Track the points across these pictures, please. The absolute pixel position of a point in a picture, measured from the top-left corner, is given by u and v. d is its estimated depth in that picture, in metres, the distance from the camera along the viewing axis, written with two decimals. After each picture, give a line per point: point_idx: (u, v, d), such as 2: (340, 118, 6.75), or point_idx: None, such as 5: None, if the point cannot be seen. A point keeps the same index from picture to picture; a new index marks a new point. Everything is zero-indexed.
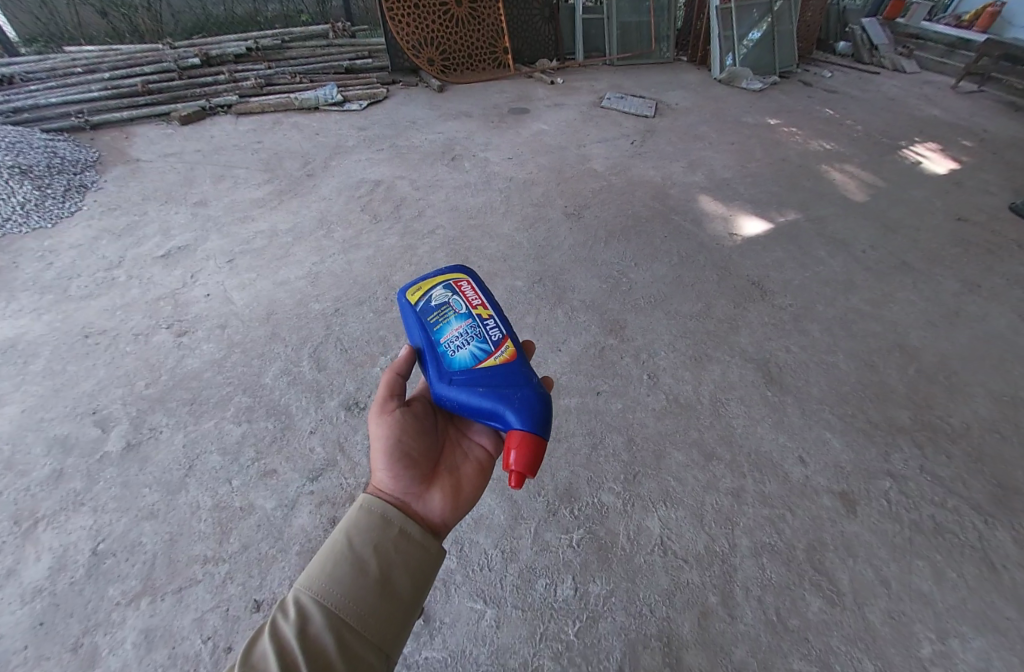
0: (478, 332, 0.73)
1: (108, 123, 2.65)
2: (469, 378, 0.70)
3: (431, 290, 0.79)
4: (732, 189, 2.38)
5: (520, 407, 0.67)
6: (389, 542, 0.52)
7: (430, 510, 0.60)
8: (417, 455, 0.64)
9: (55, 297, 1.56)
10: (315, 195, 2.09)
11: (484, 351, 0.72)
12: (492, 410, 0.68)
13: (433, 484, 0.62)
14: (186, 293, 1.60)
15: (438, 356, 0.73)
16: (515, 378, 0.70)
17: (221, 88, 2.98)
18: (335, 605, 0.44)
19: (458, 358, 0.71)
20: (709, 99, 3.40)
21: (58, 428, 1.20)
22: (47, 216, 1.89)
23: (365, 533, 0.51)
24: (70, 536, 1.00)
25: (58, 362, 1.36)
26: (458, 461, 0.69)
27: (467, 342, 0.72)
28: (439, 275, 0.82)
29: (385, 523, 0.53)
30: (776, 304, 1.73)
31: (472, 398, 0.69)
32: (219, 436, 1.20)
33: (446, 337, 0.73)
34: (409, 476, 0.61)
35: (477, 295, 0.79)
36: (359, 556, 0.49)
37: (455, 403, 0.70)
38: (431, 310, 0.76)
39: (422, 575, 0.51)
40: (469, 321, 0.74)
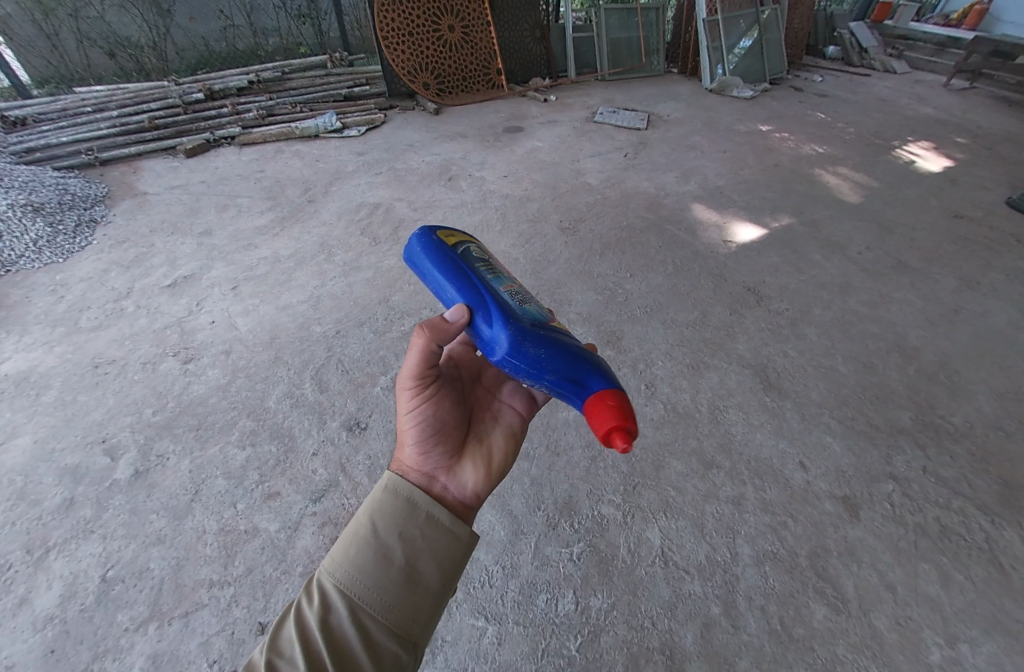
0: (532, 297, 0.78)
1: (117, 159, 2.76)
2: (545, 328, 0.70)
3: (470, 245, 0.79)
4: (725, 197, 2.41)
5: (601, 363, 0.68)
6: (415, 529, 0.55)
7: (462, 483, 0.62)
8: (447, 428, 0.64)
9: (67, 329, 1.61)
10: (316, 221, 2.15)
11: (547, 310, 0.75)
12: (578, 358, 0.67)
13: (462, 458, 0.64)
14: (193, 321, 1.64)
15: (507, 300, 0.70)
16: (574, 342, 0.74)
17: (224, 121, 3.09)
18: (358, 594, 0.48)
19: (526, 308, 0.72)
20: (700, 109, 3.46)
21: (69, 457, 1.23)
22: (60, 251, 1.97)
23: (389, 519, 0.54)
24: (80, 563, 1.03)
25: (69, 393, 1.40)
26: (487, 428, 0.70)
27: (531, 298, 0.75)
28: (471, 239, 0.85)
29: (409, 509, 0.56)
30: (772, 309, 1.74)
31: (555, 344, 0.67)
32: (225, 461, 1.22)
33: (511, 288, 0.73)
34: (437, 453, 0.62)
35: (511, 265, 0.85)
36: (384, 544, 0.52)
37: (537, 345, 0.65)
38: (476, 262, 0.76)
39: (448, 562, 0.54)
40: (518, 285, 0.79)
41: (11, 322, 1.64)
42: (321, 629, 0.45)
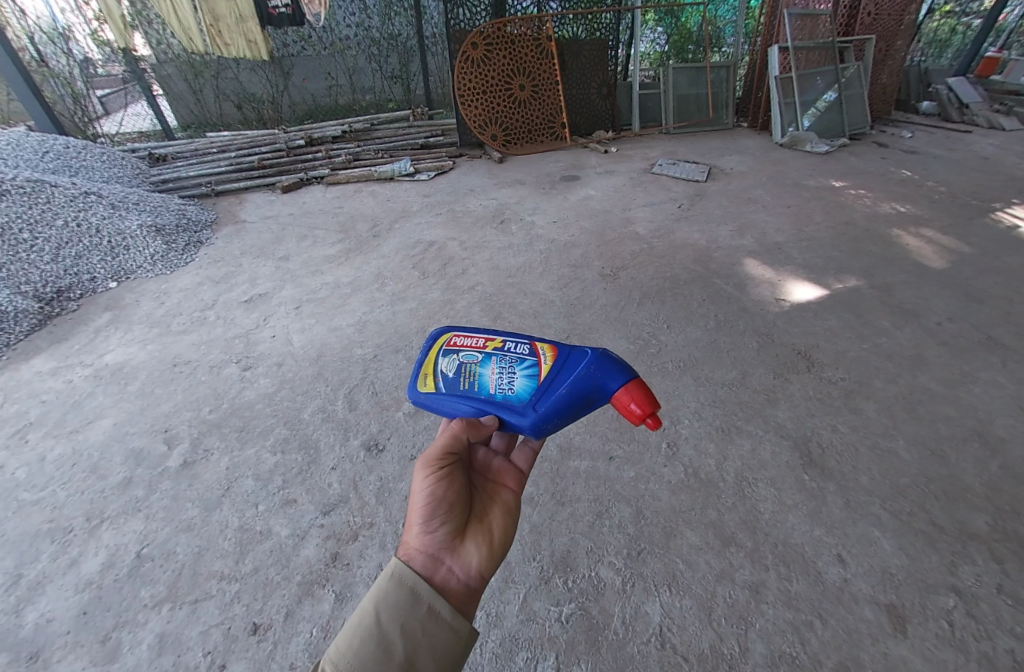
0: (512, 358, 0.80)
1: (229, 191, 3.26)
2: (544, 393, 0.75)
3: (438, 368, 0.83)
4: (784, 254, 2.30)
5: (600, 375, 0.75)
6: (417, 622, 0.55)
7: (465, 565, 0.63)
8: (453, 505, 0.67)
9: (159, 331, 1.89)
10: (376, 253, 2.36)
11: (530, 366, 0.78)
12: (588, 392, 0.75)
13: (464, 539, 0.65)
14: (257, 333, 1.85)
15: (503, 402, 0.76)
16: (575, 360, 0.77)
17: (317, 163, 3.55)
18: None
19: (519, 389, 0.76)
20: (768, 163, 3.38)
21: (137, 441, 1.42)
22: (169, 265, 2.33)
23: (393, 610, 0.55)
24: (124, 537, 1.17)
25: (148, 385, 1.63)
26: (489, 506, 0.72)
27: (513, 371, 0.78)
28: (431, 354, 0.86)
29: (413, 599, 0.57)
30: (824, 376, 1.60)
31: (562, 401, 0.75)
32: (257, 463, 1.34)
33: (498, 382, 0.78)
34: (443, 530, 0.64)
35: (475, 338, 0.84)
36: (386, 635, 0.53)
37: (553, 422, 0.75)
38: (456, 381, 0.81)
39: (450, 660, 0.54)
40: (494, 360, 0.80)
41: (120, 320, 1.96)
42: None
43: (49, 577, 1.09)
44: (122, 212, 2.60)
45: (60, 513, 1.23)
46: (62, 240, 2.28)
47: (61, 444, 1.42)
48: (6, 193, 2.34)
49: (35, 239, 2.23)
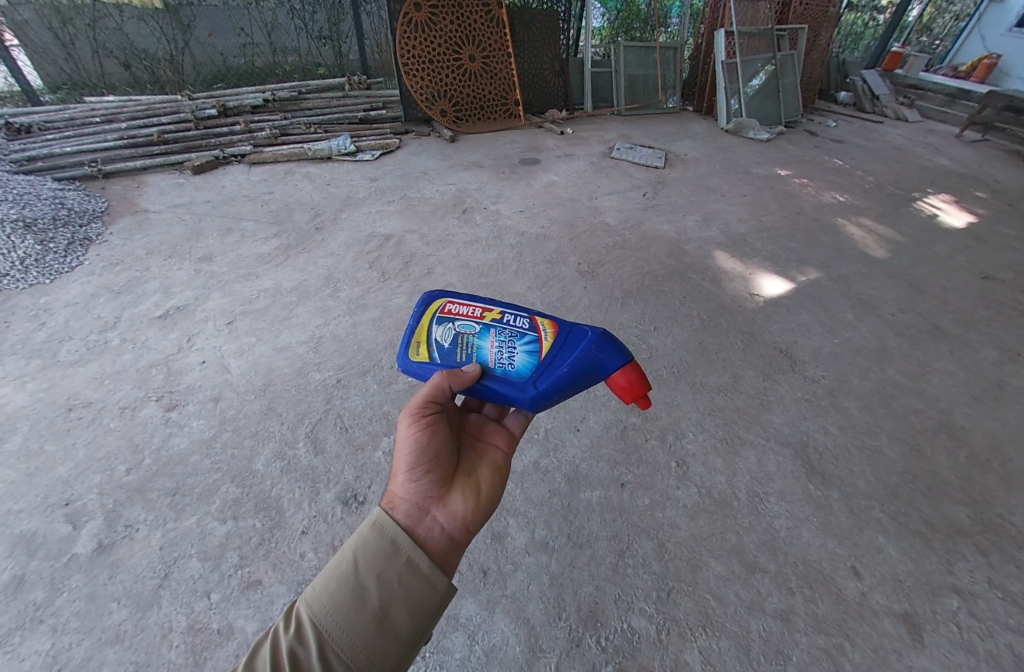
0: (511, 332, 0.73)
1: (121, 172, 2.67)
2: (545, 371, 0.71)
3: (432, 337, 0.75)
4: (750, 246, 2.33)
5: (600, 357, 0.72)
6: (394, 573, 0.51)
7: (450, 516, 0.60)
8: (439, 456, 0.65)
9: (43, 363, 1.47)
10: (323, 251, 2.03)
11: (531, 343, 0.72)
12: (587, 372, 0.72)
13: (450, 490, 0.62)
14: (181, 359, 1.51)
15: (501, 376, 0.72)
16: (577, 338, 0.73)
17: (235, 138, 3.02)
18: (327, 628, 0.46)
19: (519, 365, 0.72)
20: (717, 149, 3.43)
21: (25, 523, 1.08)
22: (47, 271, 1.84)
23: (370, 558, 0.51)
24: (21, 664, 0.87)
25: (36, 442, 1.25)
26: (475, 462, 0.70)
27: (513, 346, 0.72)
28: (421, 318, 0.77)
29: (392, 549, 0.52)
30: (807, 375, 1.63)
31: (563, 379, 0.71)
32: (202, 537, 1.07)
33: (498, 359, 0.72)
34: (427, 479, 0.61)
35: (472, 306, 0.77)
36: (361, 583, 0.49)
37: (552, 398, 0.72)
38: (452, 352, 0.74)
39: (424, 614, 0.50)
40: (493, 332, 0.73)
41: None
42: (286, 656, 0.43)
43: None
44: None
45: None
46: None
47: None
48: None
49: None
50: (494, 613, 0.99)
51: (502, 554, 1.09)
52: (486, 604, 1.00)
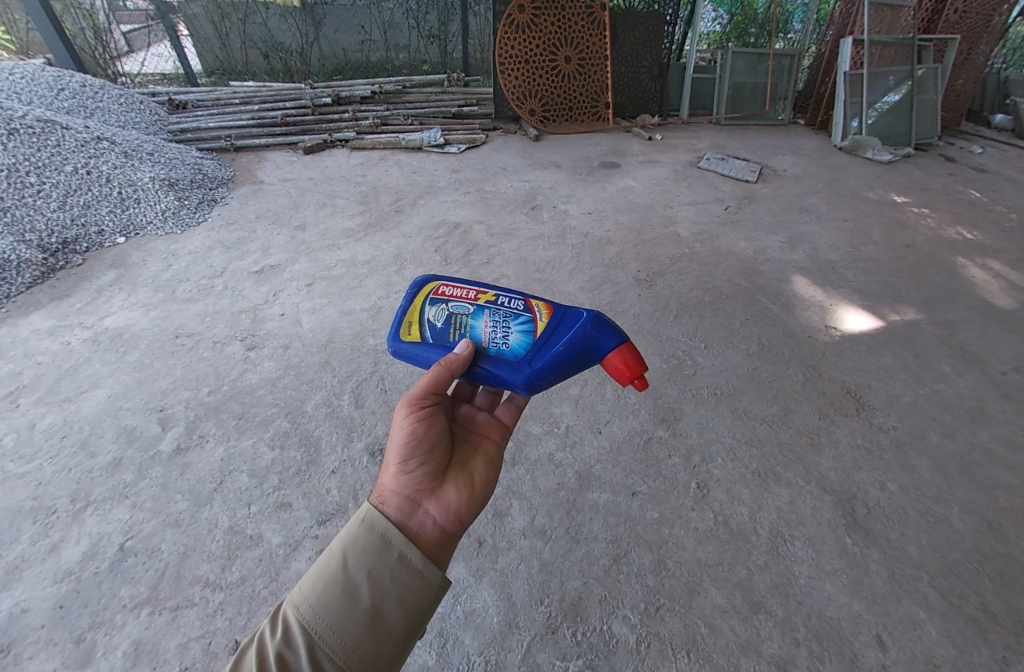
0: (505, 312, 0.75)
1: (248, 147, 3.12)
2: (540, 351, 0.73)
3: (424, 317, 0.77)
4: (837, 276, 2.12)
5: (596, 336, 0.74)
6: (386, 569, 0.49)
7: (443, 508, 0.60)
8: (434, 448, 0.65)
9: (164, 297, 1.79)
10: (397, 231, 2.22)
11: (526, 323, 0.74)
12: (584, 352, 0.74)
13: (443, 483, 0.62)
14: (265, 310, 1.75)
15: (496, 356, 0.73)
16: (573, 319, 0.74)
17: (342, 125, 3.36)
18: (317, 629, 0.44)
19: (514, 344, 0.73)
20: (823, 167, 3.13)
21: (130, 419, 1.34)
22: (180, 224, 2.23)
23: (360, 554, 0.49)
24: (108, 525, 1.10)
25: (148, 357, 1.54)
26: (470, 456, 0.71)
27: (507, 325, 0.74)
28: (414, 300, 0.79)
29: (384, 544, 0.51)
30: (874, 423, 1.46)
31: (558, 357, 0.73)
32: (253, 457, 1.25)
33: (492, 338, 0.74)
34: (420, 471, 0.61)
35: (466, 288, 0.78)
36: (352, 582, 0.47)
37: (547, 377, 0.73)
38: (446, 332, 0.75)
39: (417, 608, 0.48)
40: (488, 312, 0.75)
41: (126, 281, 1.88)
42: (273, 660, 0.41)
43: (28, 563, 1.03)
44: (135, 161, 2.51)
45: (45, 490, 1.17)
46: (69, 187, 2.22)
47: (53, 413, 1.36)
48: (15, 132, 2.26)
49: (42, 184, 2.16)
50: (481, 582, 1.04)
51: (499, 531, 1.14)
52: (474, 572, 1.06)
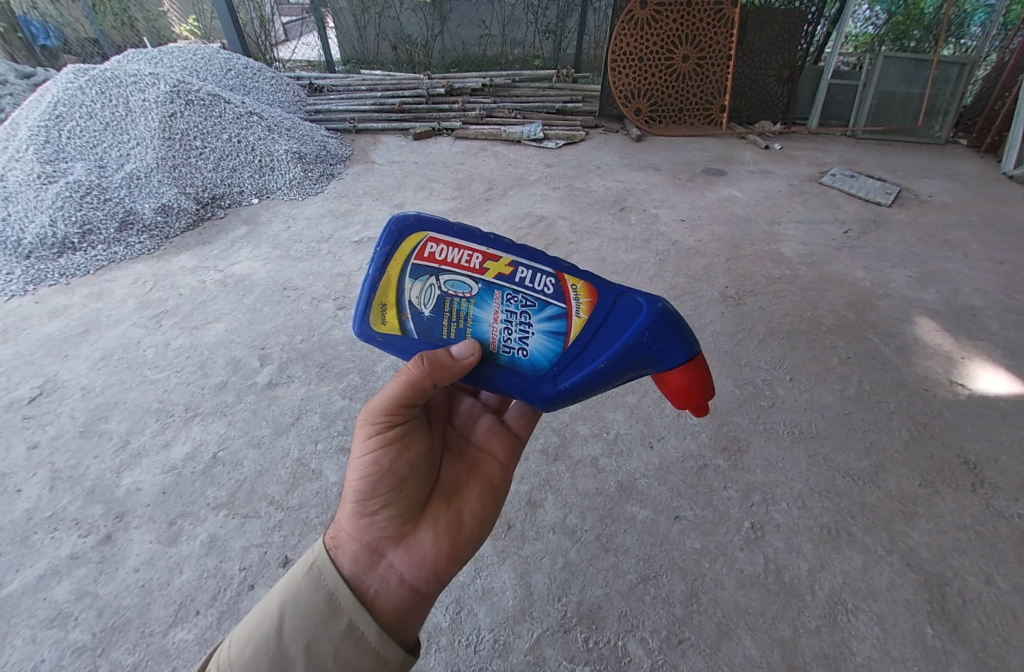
0: (526, 305, 0.57)
1: (367, 129, 3.42)
2: (571, 366, 0.60)
3: (407, 295, 0.58)
4: (977, 325, 1.78)
5: (655, 347, 0.58)
6: (329, 642, 0.44)
7: (412, 560, 0.53)
8: (405, 483, 0.58)
9: (280, 253, 2.05)
10: (484, 218, 2.30)
11: (552, 321, 0.58)
12: (631, 364, 0.59)
13: (416, 528, 0.56)
14: (358, 275, 1.92)
15: (510, 366, 0.60)
16: (624, 326, 0.57)
17: (451, 114, 3.54)
18: None
19: (534, 352, 0.59)
20: (983, 197, 2.64)
21: (238, 351, 1.56)
22: (302, 192, 2.53)
23: (300, 620, 0.45)
24: (208, 435, 1.29)
25: (260, 301, 1.78)
26: (458, 488, 0.64)
27: (526, 323, 0.57)
28: (394, 264, 0.58)
29: (330, 611, 0.46)
30: (993, 504, 1.22)
31: (594, 375, 0.59)
32: (326, 403, 1.39)
33: (505, 338, 0.59)
34: (384, 515, 0.55)
35: (467, 251, 0.56)
36: (286, 654, 0.42)
37: (575, 394, 0.62)
38: (437, 321, 0.58)
39: None
40: (502, 302, 0.57)
41: (253, 236, 2.18)
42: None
43: (147, 452, 1.26)
44: (275, 135, 2.88)
45: (168, 396, 1.41)
46: (223, 152, 2.61)
47: (184, 336, 1.63)
48: (191, 102, 2.70)
49: (205, 148, 2.58)
50: (504, 565, 1.06)
51: (530, 521, 1.15)
52: (499, 554, 1.08)
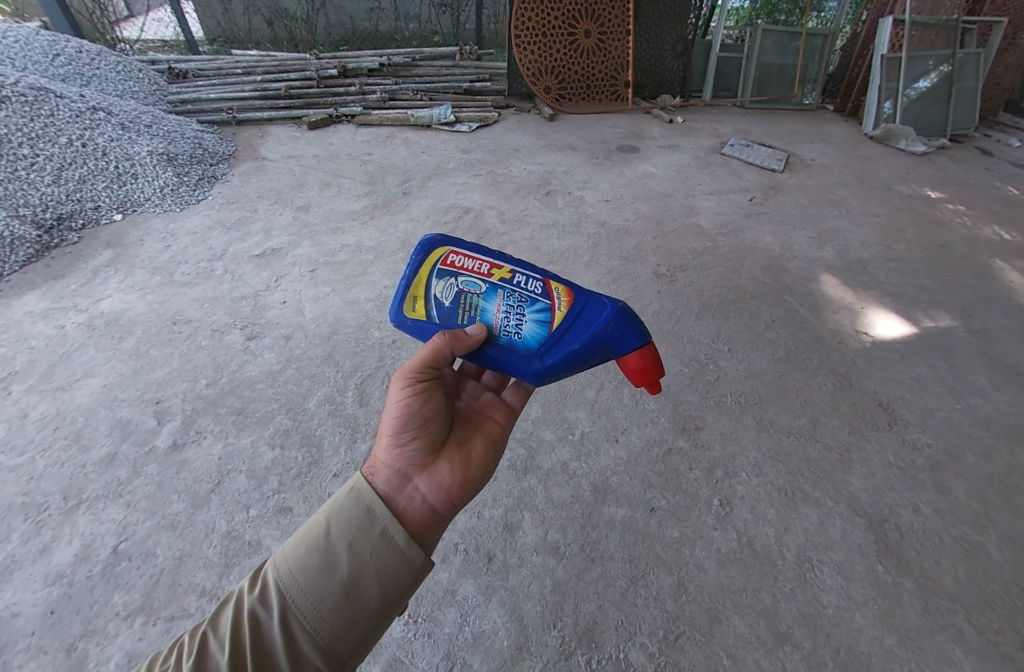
0: (521, 297, 0.63)
1: (250, 120, 2.99)
2: (554, 347, 0.63)
3: (431, 292, 0.66)
4: (868, 276, 2.01)
5: (617, 335, 0.64)
6: (367, 544, 0.45)
7: (435, 485, 0.55)
8: (429, 422, 0.60)
9: (162, 279, 1.71)
10: (405, 215, 2.11)
11: (542, 309, 0.63)
12: (596, 350, 0.64)
13: (437, 460, 0.57)
14: (266, 296, 1.67)
15: (505, 347, 0.64)
16: (596, 313, 0.63)
17: (349, 98, 3.21)
18: (292, 594, 0.41)
19: (526, 334, 0.63)
20: (853, 158, 2.97)
21: (124, 412, 1.28)
22: (178, 201, 2.14)
23: (344, 524, 0.46)
24: (102, 526, 1.04)
25: (145, 343, 1.47)
26: (471, 434, 0.66)
27: (521, 312, 0.63)
28: (423, 266, 0.67)
29: (367, 519, 0.47)
30: (908, 439, 1.38)
31: (572, 355, 0.64)
32: (252, 458, 1.18)
33: (503, 324, 0.64)
34: (413, 445, 0.57)
35: (480, 260, 0.66)
36: (330, 551, 0.44)
37: (557, 374, 0.64)
38: (454, 311, 0.65)
39: (394, 586, 0.44)
40: (502, 293, 0.63)
41: (122, 262, 1.79)
42: (248, 620, 0.40)
43: (18, 564, 0.97)
44: (132, 134, 2.39)
45: (36, 485, 1.11)
46: (63, 159, 2.11)
47: (45, 402, 1.29)
48: (5, 99, 2.14)
49: (36, 155, 2.06)
50: (491, 601, 0.99)
51: (511, 546, 1.08)
52: (484, 590, 1.00)
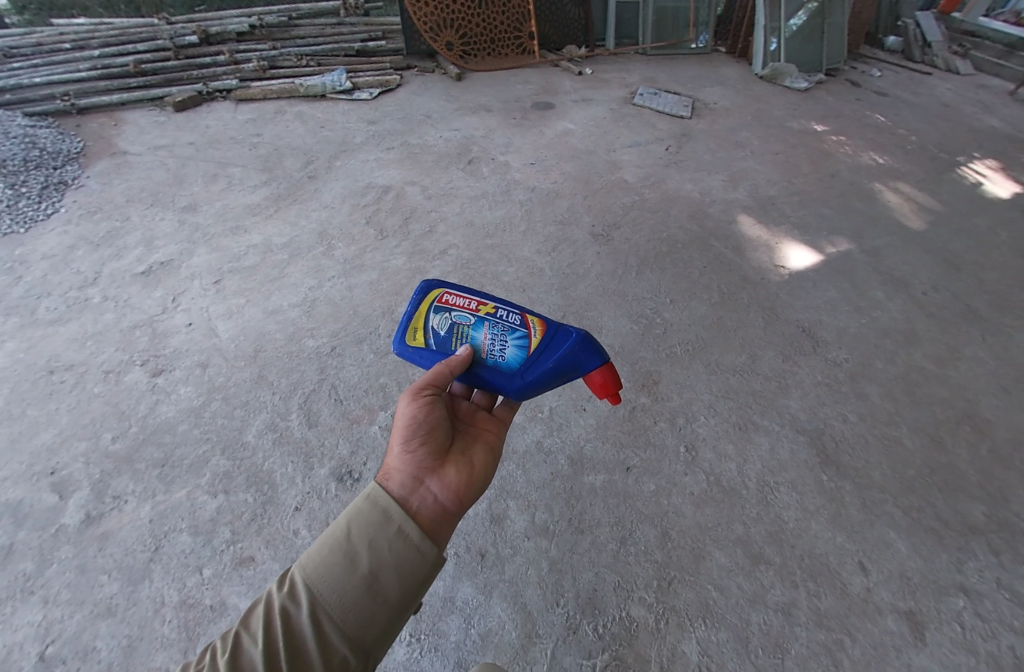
0: (504, 325, 0.66)
1: (96, 107, 2.49)
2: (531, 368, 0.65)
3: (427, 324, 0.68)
4: (778, 212, 2.16)
5: (581, 357, 0.67)
6: (385, 540, 0.44)
7: (446, 486, 0.53)
8: (436, 429, 0.58)
9: (22, 320, 1.41)
10: (316, 202, 1.90)
11: (521, 337, 0.66)
12: (563, 371, 0.66)
13: (446, 464, 0.56)
14: (166, 320, 1.43)
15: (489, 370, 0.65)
16: (565, 337, 0.66)
17: (220, 71, 2.77)
18: (319, 590, 0.39)
19: (507, 356, 0.65)
20: (749, 98, 3.12)
21: (11, 493, 1.05)
22: (20, 218, 1.74)
23: (365, 524, 0.44)
24: (15, 634, 0.85)
25: (16, 405, 1.21)
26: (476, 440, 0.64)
27: (504, 339, 0.65)
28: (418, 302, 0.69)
29: (386, 518, 0.45)
30: (829, 358, 1.54)
31: (546, 376, 0.66)
32: (192, 511, 1.03)
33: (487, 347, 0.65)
34: (424, 450, 0.55)
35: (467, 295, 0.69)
36: (354, 550, 0.42)
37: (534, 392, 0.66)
38: (447, 341, 0.66)
39: (413, 580, 0.42)
40: (487, 322, 0.66)
41: None
42: (277, 613, 0.37)
43: None
44: None
45: None
46: None
47: None
48: None
49: None
50: (492, 596, 0.98)
51: (501, 538, 1.07)
52: (483, 589, 0.99)
